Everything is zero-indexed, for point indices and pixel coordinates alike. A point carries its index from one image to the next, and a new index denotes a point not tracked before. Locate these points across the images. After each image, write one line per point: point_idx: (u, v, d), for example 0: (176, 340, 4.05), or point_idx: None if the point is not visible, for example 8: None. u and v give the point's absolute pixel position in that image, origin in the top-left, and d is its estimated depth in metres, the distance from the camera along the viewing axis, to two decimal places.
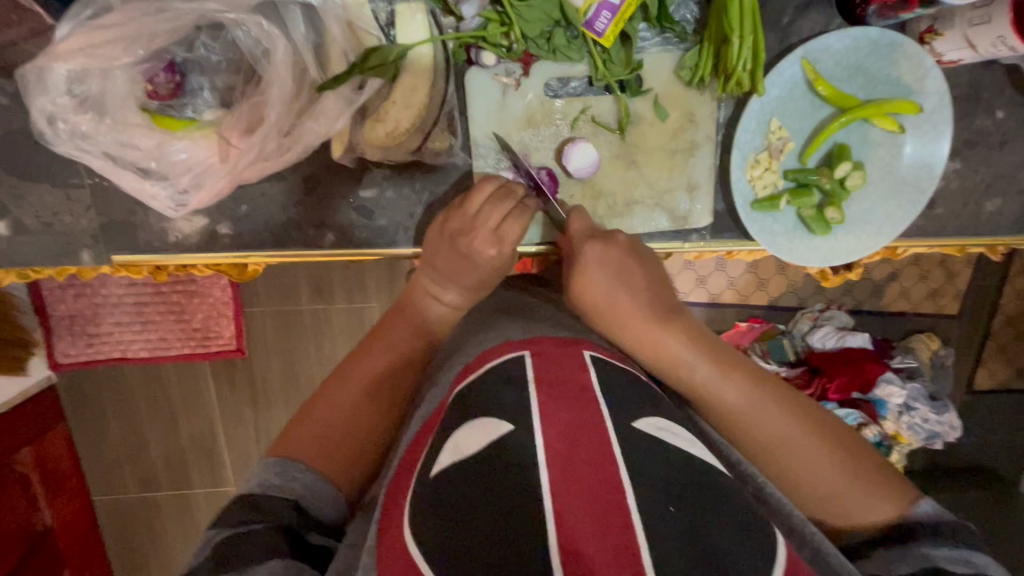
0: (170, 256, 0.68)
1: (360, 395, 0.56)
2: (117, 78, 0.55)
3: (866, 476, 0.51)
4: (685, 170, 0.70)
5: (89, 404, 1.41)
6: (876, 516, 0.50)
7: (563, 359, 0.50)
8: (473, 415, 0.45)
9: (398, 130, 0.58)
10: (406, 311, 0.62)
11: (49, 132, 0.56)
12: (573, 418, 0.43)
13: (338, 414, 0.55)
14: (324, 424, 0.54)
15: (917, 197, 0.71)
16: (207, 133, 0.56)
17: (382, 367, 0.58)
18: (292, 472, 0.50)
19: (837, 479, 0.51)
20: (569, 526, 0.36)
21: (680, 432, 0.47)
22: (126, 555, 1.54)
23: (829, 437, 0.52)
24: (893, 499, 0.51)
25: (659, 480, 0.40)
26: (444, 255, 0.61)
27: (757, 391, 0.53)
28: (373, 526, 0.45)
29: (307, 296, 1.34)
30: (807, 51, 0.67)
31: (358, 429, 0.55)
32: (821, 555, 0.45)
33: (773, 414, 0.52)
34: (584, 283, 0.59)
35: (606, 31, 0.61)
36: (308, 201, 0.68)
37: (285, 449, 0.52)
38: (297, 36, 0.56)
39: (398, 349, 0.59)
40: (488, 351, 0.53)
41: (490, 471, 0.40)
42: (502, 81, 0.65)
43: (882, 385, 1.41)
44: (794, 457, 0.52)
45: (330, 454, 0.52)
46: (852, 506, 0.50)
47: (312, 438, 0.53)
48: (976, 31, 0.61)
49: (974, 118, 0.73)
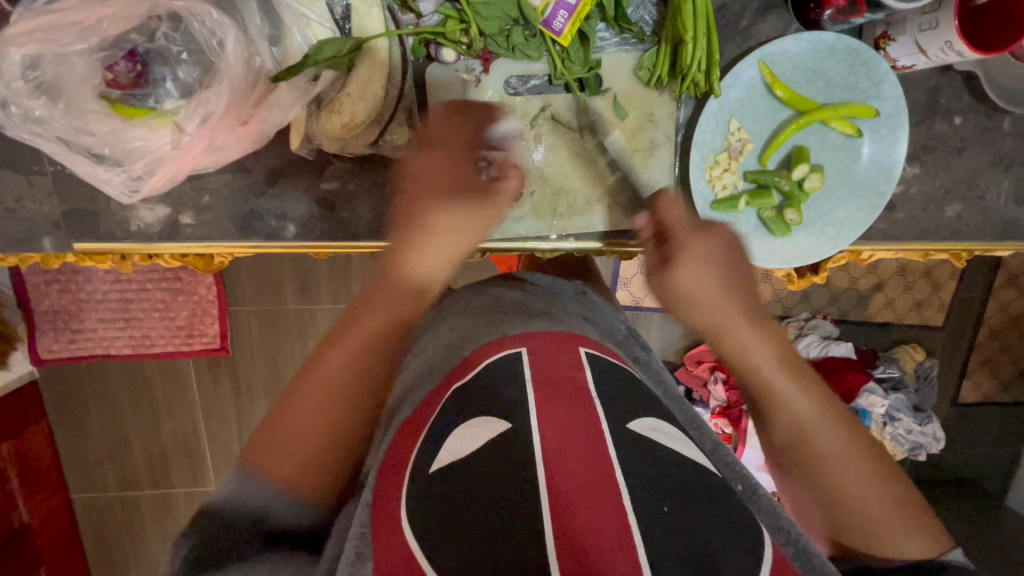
0: (132, 245, 0.69)
1: (321, 403, 0.49)
2: (73, 64, 0.55)
3: (904, 507, 0.49)
4: (645, 169, 0.71)
5: (64, 399, 1.40)
6: (907, 547, 0.47)
7: (555, 358, 0.49)
8: (467, 417, 0.45)
9: (353, 122, 0.60)
10: (378, 303, 0.54)
11: (1, 115, 0.56)
12: (570, 418, 0.43)
13: (299, 424, 0.48)
14: (288, 434, 0.48)
15: (875, 201, 0.72)
16: (163, 121, 0.57)
17: (351, 360, 0.51)
18: (255, 487, 0.46)
19: (871, 501, 0.49)
20: (569, 523, 0.36)
21: (671, 431, 0.47)
22: (102, 553, 1.53)
23: (883, 470, 0.50)
24: (930, 538, 0.48)
25: (652, 477, 0.40)
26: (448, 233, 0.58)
27: (819, 402, 0.53)
28: (364, 514, 0.44)
29: (291, 295, 1.34)
30: (763, 54, 0.68)
31: (328, 433, 0.49)
32: (810, 558, 0.45)
33: (829, 427, 0.52)
34: (684, 269, 0.57)
35: (564, 29, 0.62)
36: (271, 193, 0.68)
37: (246, 465, 0.47)
38: (252, 29, 0.57)
39: (373, 341, 0.52)
40: (481, 352, 0.52)
41: (481, 471, 0.41)
42: (463, 77, 0.66)
43: (864, 395, 1.41)
44: (843, 472, 0.50)
45: (296, 467, 0.47)
46: (886, 528, 0.48)
47: (279, 444, 0.48)
48: (926, 36, 0.62)
49: (932, 124, 0.74)
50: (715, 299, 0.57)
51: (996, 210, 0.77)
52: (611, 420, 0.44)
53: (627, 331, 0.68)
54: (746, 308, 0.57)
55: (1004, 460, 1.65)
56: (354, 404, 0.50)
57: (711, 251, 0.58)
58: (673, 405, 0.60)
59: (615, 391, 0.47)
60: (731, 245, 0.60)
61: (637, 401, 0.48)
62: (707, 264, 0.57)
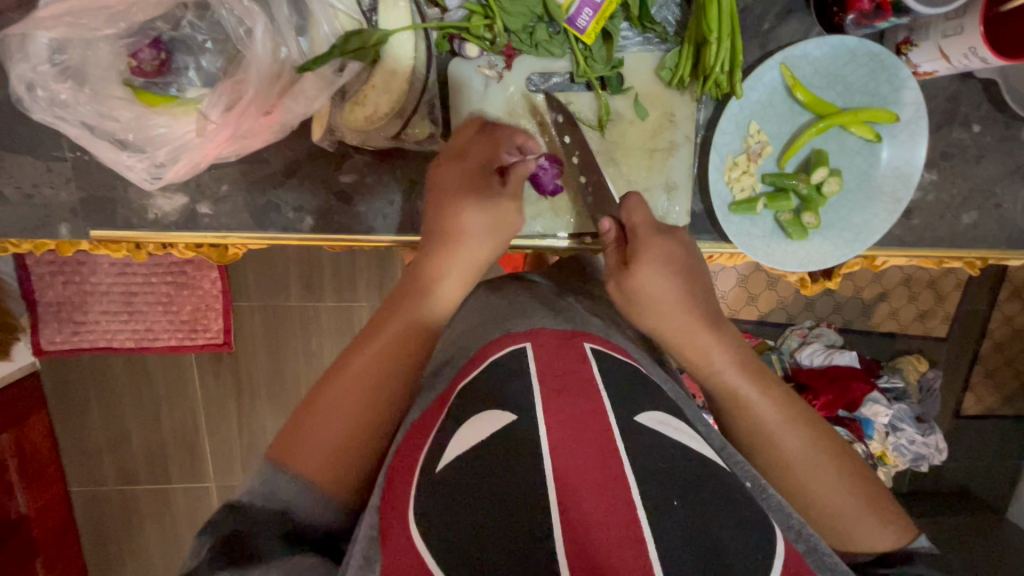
0: (147, 234, 0.68)
1: (357, 394, 0.49)
2: (100, 49, 0.56)
3: (877, 502, 0.51)
4: (663, 169, 0.71)
5: (68, 390, 1.39)
6: (877, 541, 0.50)
7: (563, 353, 0.49)
8: (474, 413, 0.44)
9: (376, 114, 0.60)
10: (409, 301, 0.54)
11: (26, 98, 0.56)
12: (577, 411, 0.43)
13: (333, 415, 0.48)
14: (322, 424, 0.48)
15: (893, 206, 0.72)
16: (186, 109, 0.57)
17: (374, 363, 0.51)
18: (277, 480, 0.45)
19: (851, 506, 0.50)
20: (580, 519, 0.36)
21: (681, 425, 0.46)
22: (100, 547, 1.52)
23: (853, 469, 0.51)
24: (897, 530, 0.50)
25: (663, 472, 0.39)
26: (483, 221, 0.57)
27: (787, 408, 0.53)
28: (372, 519, 0.43)
29: (297, 292, 1.34)
30: (785, 57, 0.68)
31: (348, 436, 0.48)
32: (821, 556, 0.45)
33: (794, 434, 0.52)
34: (643, 275, 0.55)
35: (588, 27, 0.62)
36: (289, 184, 0.68)
37: (277, 454, 0.47)
38: (281, 18, 0.57)
39: (392, 342, 0.52)
40: (483, 351, 0.52)
41: (491, 461, 0.40)
42: (484, 73, 0.66)
43: (869, 404, 1.36)
44: (810, 476, 0.51)
45: (320, 464, 0.47)
46: (857, 528, 0.50)
47: (301, 445, 0.47)
48: (949, 42, 0.62)
49: (950, 131, 0.74)
50: (671, 310, 0.55)
51: (1012, 219, 0.77)
52: (632, 414, 0.44)
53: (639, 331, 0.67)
54: (698, 309, 0.55)
55: (1008, 473, 1.65)
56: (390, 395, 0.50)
57: (671, 253, 0.57)
58: (682, 402, 0.57)
59: (638, 389, 0.47)
60: (690, 250, 0.59)
61: (652, 395, 0.47)
62: (666, 267, 0.55)
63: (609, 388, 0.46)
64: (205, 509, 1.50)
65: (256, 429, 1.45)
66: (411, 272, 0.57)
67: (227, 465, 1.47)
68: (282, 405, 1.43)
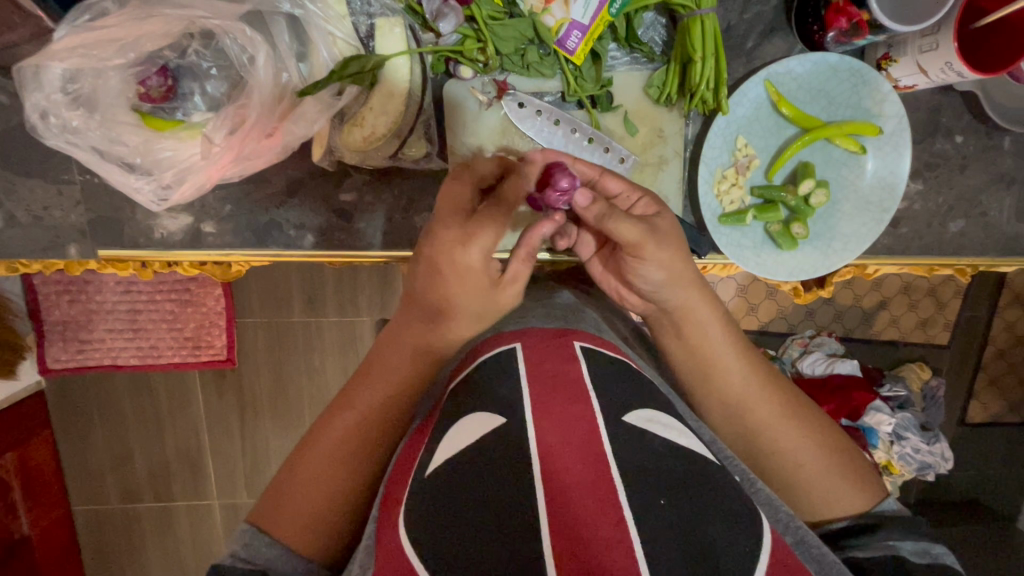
0: (153, 252, 0.71)
1: (330, 466, 0.52)
2: (109, 78, 0.58)
3: (848, 475, 0.55)
4: (654, 182, 0.73)
5: (73, 410, 1.40)
6: (853, 507, 0.55)
7: (551, 352, 0.50)
8: (463, 414, 0.46)
9: (374, 135, 0.62)
10: (379, 364, 0.55)
11: (40, 126, 0.59)
12: (564, 412, 0.44)
13: (306, 484, 0.51)
14: (299, 497, 0.51)
15: (880, 216, 0.73)
16: (192, 133, 0.60)
17: (349, 431, 0.53)
18: (259, 544, 0.49)
19: (821, 480, 0.55)
20: (568, 519, 0.37)
21: (672, 422, 0.47)
22: (102, 567, 1.52)
23: (829, 440, 0.57)
24: (866, 494, 0.55)
25: (651, 473, 0.40)
26: (461, 272, 0.50)
27: (763, 387, 0.57)
28: (371, 529, 0.45)
29: (300, 308, 1.35)
30: (769, 73, 0.71)
31: (321, 503, 0.51)
32: (808, 547, 0.47)
33: (765, 409, 0.56)
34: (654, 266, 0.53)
35: (577, 49, 0.65)
36: (290, 202, 0.70)
37: (259, 518, 0.51)
38: (282, 46, 0.60)
39: (370, 409, 0.54)
40: (481, 348, 0.55)
41: (482, 456, 0.41)
42: (478, 96, 0.69)
43: (871, 413, 1.33)
44: (780, 445, 0.56)
45: (298, 534, 0.50)
46: (834, 495, 0.55)
47: (283, 510, 0.51)
48: (926, 57, 0.64)
49: (934, 142, 0.76)
50: (668, 281, 0.54)
51: (998, 227, 0.78)
52: (619, 414, 0.45)
53: (631, 332, 0.68)
54: (696, 285, 0.56)
55: (1015, 483, 1.64)
56: (359, 461, 0.53)
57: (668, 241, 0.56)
58: (672, 397, 0.57)
59: (632, 392, 0.48)
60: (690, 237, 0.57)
61: (638, 393, 0.48)
62: (667, 261, 0.54)
63: (600, 388, 0.47)
64: (209, 528, 1.50)
65: (259, 447, 1.46)
66: (390, 331, 0.56)
67: (230, 484, 1.47)
68: (286, 422, 1.44)
